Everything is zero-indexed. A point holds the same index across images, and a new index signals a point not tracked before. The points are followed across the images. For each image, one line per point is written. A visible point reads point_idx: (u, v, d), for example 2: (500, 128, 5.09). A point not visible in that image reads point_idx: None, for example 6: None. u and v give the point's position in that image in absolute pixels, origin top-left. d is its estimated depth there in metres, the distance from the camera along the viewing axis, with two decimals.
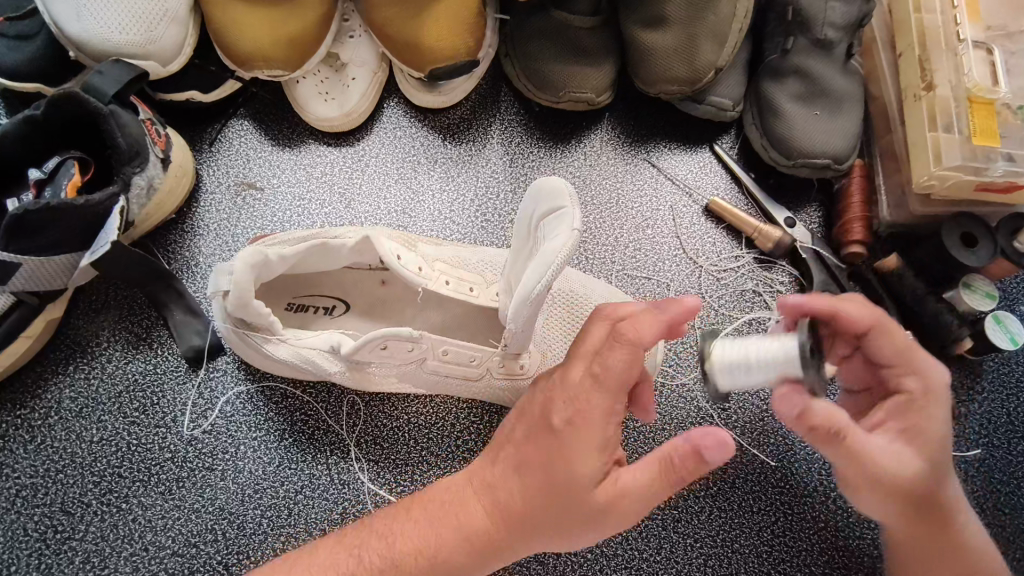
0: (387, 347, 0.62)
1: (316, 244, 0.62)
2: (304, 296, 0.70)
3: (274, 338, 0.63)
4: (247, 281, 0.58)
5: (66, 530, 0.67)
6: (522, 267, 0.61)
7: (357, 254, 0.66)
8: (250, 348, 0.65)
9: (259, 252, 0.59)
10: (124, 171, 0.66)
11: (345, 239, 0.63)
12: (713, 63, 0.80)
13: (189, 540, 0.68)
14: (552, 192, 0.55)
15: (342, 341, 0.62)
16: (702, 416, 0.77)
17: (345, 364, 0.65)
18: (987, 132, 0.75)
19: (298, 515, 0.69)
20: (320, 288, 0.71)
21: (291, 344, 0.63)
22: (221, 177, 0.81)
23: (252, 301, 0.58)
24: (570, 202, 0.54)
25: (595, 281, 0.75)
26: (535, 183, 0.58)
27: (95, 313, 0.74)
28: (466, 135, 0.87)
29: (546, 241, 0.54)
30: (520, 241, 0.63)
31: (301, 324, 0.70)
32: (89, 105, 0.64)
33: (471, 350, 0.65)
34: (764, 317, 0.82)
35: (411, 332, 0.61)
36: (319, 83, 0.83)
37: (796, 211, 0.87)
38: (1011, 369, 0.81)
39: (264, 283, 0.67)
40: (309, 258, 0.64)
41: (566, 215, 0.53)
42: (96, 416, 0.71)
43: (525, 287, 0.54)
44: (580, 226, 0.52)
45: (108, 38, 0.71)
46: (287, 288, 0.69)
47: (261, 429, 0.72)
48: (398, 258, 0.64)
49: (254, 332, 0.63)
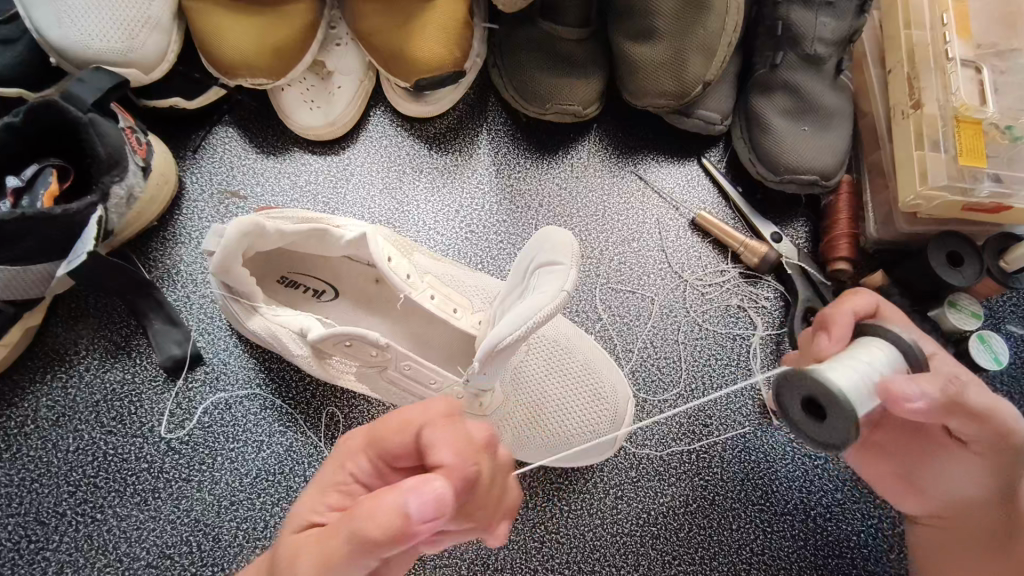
0: (352, 344, 0.62)
1: (315, 228, 0.63)
2: (296, 273, 0.71)
3: (253, 305, 0.65)
4: (234, 249, 0.59)
5: (40, 540, 0.67)
6: (509, 306, 0.62)
7: (356, 250, 0.66)
8: (230, 309, 0.67)
9: (255, 222, 0.59)
10: (103, 180, 0.66)
11: (343, 232, 0.64)
12: (702, 77, 0.79)
13: (164, 552, 0.67)
14: (555, 245, 0.56)
15: (311, 325, 0.62)
16: (684, 432, 0.77)
17: (309, 348, 0.64)
18: (974, 152, 0.73)
19: (274, 528, 0.68)
20: (316, 270, 0.71)
21: (266, 316, 0.64)
22: (205, 184, 0.81)
23: (235, 266, 0.60)
24: (571, 260, 0.55)
25: (581, 334, 0.73)
26: (542, 231, 0.59)
27: (74, 321, 0.74)
28: (452, 145, 0.87)
29: (536, 293, 0.55)
30: (512, 283, 0.64)
31: (289, 301, 0.70)
32: (69, 114, 0.64)
33: (432, 370, 0.64)
34: (748, 333, 0.82)
35: (376, 338, 0.60)
36: (304, 91, 0.82)
37: (782, 226, 0.86)
38: (995, 388, 0.81)
39: (259, 254, 0.68)
40: (304, 241, 0.64)
41: (560, 272, 0.54)
42: (73, 425, 0.70)
43: (491, 339, 0.55)
44: (571, 288, 0.53)
45: (89, 46, 0.70)
46: (282, 262, 0.70)
47: (239, 440, 0.71)
48: (389, 260, 0.65)
49: (237, 300, 0.65)
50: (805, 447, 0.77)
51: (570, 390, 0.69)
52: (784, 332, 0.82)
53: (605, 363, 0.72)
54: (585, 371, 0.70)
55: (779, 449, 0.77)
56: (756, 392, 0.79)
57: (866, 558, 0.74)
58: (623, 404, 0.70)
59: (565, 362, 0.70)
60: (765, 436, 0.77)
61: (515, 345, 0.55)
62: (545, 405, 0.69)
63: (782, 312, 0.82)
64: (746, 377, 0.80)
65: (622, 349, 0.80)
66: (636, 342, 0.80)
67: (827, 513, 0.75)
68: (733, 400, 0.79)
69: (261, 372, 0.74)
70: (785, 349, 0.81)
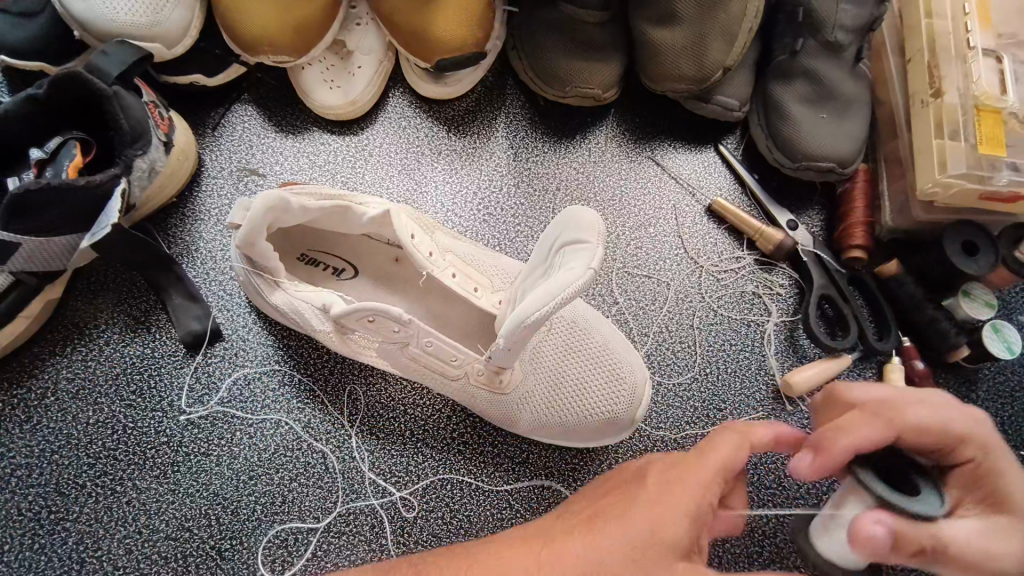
0: (375, 320, 0.62)
1: (338, 204, 0.63)
2: (317, 251, 0.71)
3: (275, 281, 0.65)
4: (260, 221, 0.59)
5: (60, 511, 0.67)
6: (532, 285, 0.62)
7: (377, 227, 0.67)
8: (252, 287, 0.67)
9: (280, 196, 0.59)
10: (126, 152, 0.66)
11: (366, 209, 0.64)
12: (722, 62, 0.79)
13: (183, 525, 0.68)
14: (580, 224, 0.56)
15: (334, 300, 0.62)
16: (699, 415, 0.77)
17: (331, 325, 0.65)
18: (995, 141, 0.74)
19: (292, 502, 0.69)
20: (336, 247, 0.71)
21: (289, 292, 0.65)
22: (224, 162, 0.81)
23: (259, 241, 0.60)
24: (597, 238, 0.54)
25: (603, 321, 0.73)
26: (566, 211, 0.59)
27: (94, 294, 0.74)
28: (470, 128, 0.87)
29: (563, 270, 0.55)
30: (535, 263, 0.64)
31: (307, 278, 0.70)
32: (93, 86, 0.64)
33: (455, 347, 0.64)
34: (764, 318, 0.82)
35: (400, 314, 0.61)
36: (325, 70, 0.82)
37: (798, 214, 0.86)
38: (1007, 378, 0.81)
39: (279, 229, 0.68)
40: (327, 217, 0.65)
41: (585, 250, 0.54)
42: (92, 398, 0.70)
43: (519, 312, 0.55)
44: (597, 265, 0.53)
45: (111, 19, 0.71)
46: (303, 239, 0.70)
47: (260, 414, 0.72)
48: (412, 237, 0.64)
49: (260, 274, 0.65)
50: None
51: (591, 373, 0.70)
52: (798, 318, 0.82)
53: (631, 354, 0.72)
54: (603, 353, 0.70)
55: None
56: (770, 377, 0.79)
57: None
58: (642, 385, 0.70)
59: (584, 346, 0.71)
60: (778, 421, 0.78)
61: (539, 322, 0.55)
62: (564, 386, 0.70)
63: (797, 299, 0.83)
64: (760, 363, 0.80)
65: (637, 333, 0.80)
66: (651, 327, 0.81)
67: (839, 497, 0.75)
68: (747, 384, 0.79)
69: (279, 350, 0.74)
70: (799, 335, 0.81)
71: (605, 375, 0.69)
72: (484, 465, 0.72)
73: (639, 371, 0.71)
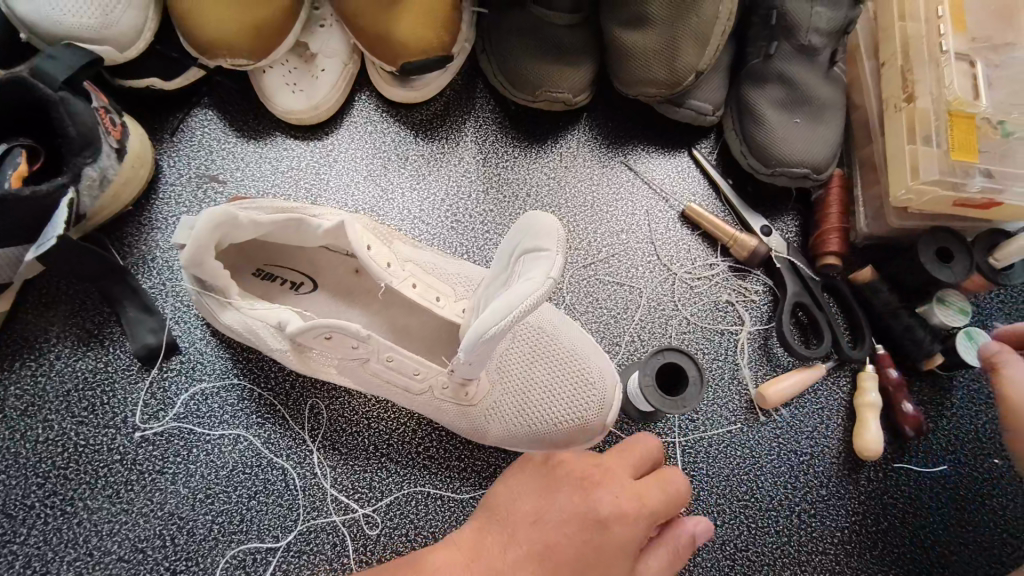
0: (332, 337, 0.60)
1: (290, 217, 0.61)
2: (273, 266, 0.69)
3: (224, 300, 0.63)
4: (204, 242, 0.57)
5: (7, 533, 0.64)
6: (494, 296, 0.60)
7: (334, 239, 0.64)
8: (204, 306, 0.65)
9: (226, 211, 0.57)
10: (74, 161, 0.63)
11: (319, 221, 0.62)
12: (694, 66, 0.77)
13: (136, 546, 0.65)
14: (539, 232, 0.54)
15: (288, 319, 0.60)
16: (670, 426, 0.76)
17: (288, 343, 0.63)
18: (967, 147, 0.73)
19: (250, 521, 0.67)
20: (294, 261, 0.69)
21: (243, 311, 0.62)
22: (183, 168, 0.78)
23: (207, 259, 0.58)
24: (557, 246, 0.52)
25: (575, 326, 0.72)
26: (528, 216, 0.57)
27: (45, 308, 0.72)
28: (437, 132, 0.85)
29: (522, 281, 0.53)
30: (497, 269, 0.62)
31: (264, 294, 0.68)
32: (40, 91, 0.61)
33: (417, 361, 0.62)
34: (738, 327, 0.81)
35: (358, 329, 0.59)
36: (286, 73, 0.80)
37: (773, 220, 0.85)
38: (982, 385, 0.80)
39: (232, 245, 0.66)
40: (279, 230, 0.62)
41: (545, 259, 0.52)
42: (42, 415, 0.68)
43: (478, 328, 0.53)
44: (557, 275, 0.51)
45: (59, 21, 0.68)
46: (258, 253, 0.68)
47: (218, 430, 0.70)
48: (368, 248, 0.62)
49: (212, 294, 0.63)
50: (792, 443, 0.76)
51: (557, 378, 0.67)
52: (771, 327, 0.81)
53: (601, 361, 0.69)
54: (571, 359, 0.68)
55: (766, 445, 0.76)
56: (743, 387, 0.78)
57: (851, 554, 0.73)
58: (612, 392, 0.68)
59: (550, 353, 0.68)
60: (751, 432, 0.77)
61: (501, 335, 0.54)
62: (534, 397, 0.67)
63: (771, 306, 0.81)
64: (734, 373, 0.79)
65: (608, 342, 0.79)
66: (623, 336, 0.79)
67: (812, 509, 0.74)
68: (719, 395, 0.78)
69: (238, 363, 0.72)
70: (774, 345, 0.80)
71: (573, 384, 0.67)
72: (450, 479, 0.71)
73: (610, 376, 0.69)
